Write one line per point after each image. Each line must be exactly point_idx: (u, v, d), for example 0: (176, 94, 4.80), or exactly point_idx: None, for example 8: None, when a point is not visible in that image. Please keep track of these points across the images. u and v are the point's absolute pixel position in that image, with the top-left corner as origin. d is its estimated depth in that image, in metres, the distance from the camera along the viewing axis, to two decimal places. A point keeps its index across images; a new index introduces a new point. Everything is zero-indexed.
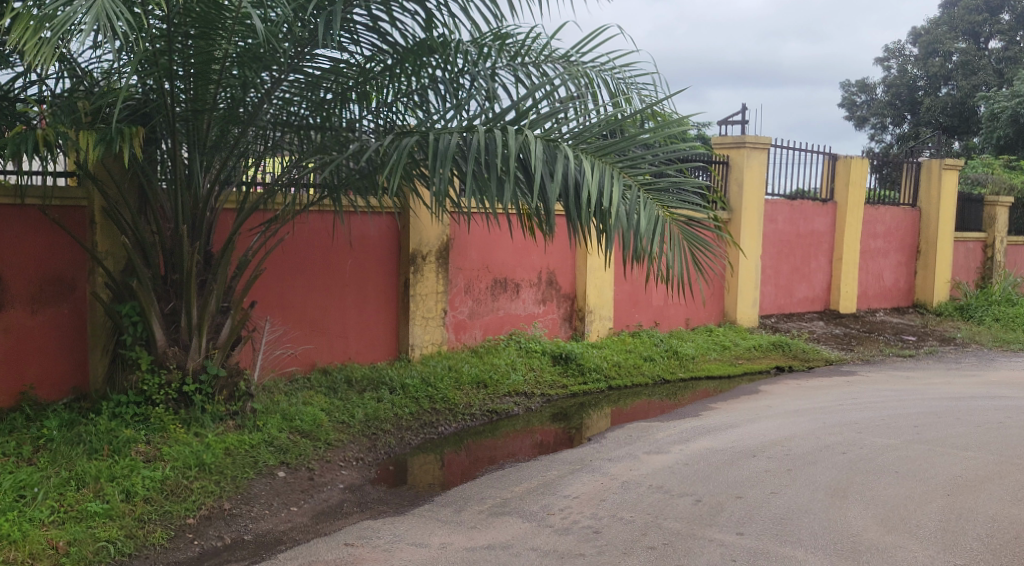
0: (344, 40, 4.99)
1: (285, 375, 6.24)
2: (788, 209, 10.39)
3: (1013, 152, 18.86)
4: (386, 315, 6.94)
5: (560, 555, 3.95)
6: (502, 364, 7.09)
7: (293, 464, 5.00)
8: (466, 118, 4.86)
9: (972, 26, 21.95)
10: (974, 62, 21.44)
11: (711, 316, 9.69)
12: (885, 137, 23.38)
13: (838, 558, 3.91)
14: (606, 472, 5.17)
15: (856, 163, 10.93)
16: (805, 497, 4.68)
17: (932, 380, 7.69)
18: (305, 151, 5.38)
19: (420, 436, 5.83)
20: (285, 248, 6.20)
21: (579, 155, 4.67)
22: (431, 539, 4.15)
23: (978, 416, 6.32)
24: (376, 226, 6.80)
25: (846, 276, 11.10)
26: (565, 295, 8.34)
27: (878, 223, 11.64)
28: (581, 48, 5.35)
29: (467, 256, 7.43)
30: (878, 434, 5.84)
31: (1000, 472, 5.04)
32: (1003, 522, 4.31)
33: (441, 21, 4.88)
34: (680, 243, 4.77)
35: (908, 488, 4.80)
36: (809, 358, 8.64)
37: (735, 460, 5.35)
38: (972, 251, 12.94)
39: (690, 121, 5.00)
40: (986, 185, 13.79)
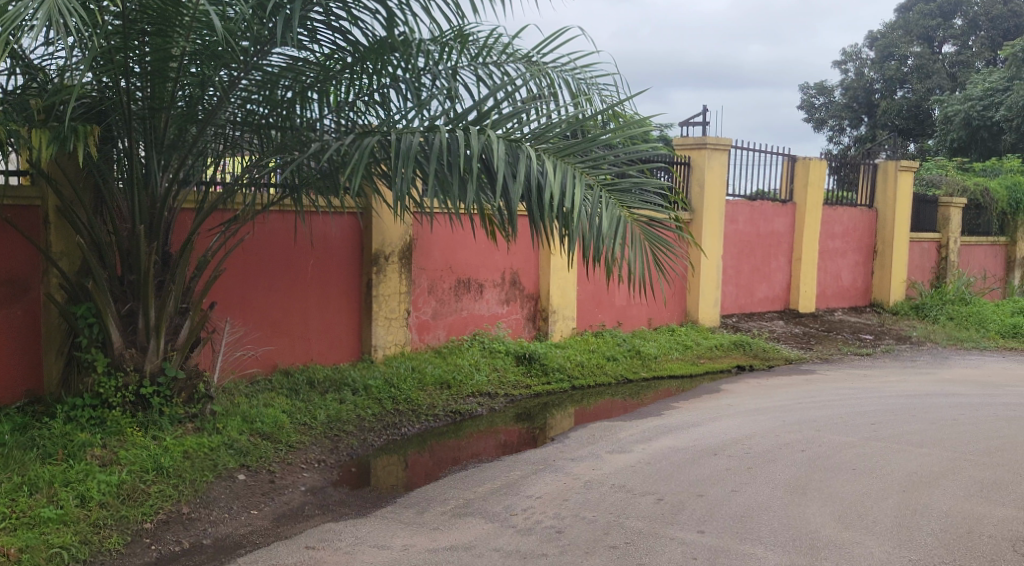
0: (303, 38, 4.95)
1: (246, 377, 6.16)
2: (748, 210, 10.51)
3: (966, 155, 19.36)
4: (349, 316, 6.89)
5: (523, 556, 3.95)
6: (466, 365, 7.09)
7: (253, 466, 4.96)
8: (428, 118, 4.85)
9: (927, 31, 22.37)
10: (929, 66, 21.88)
11: (674, 316, 9.76)
12: (843, 139, 23.76)
13: (797, 555, 3.95)
14: (569, 472, 5.18)
15: (814, 165, 11.09)
16: (765, 495, 4.73)
17: (888, 378, 7.83)
18: (266, 150, 5.33)
19: (383, 437, 5.78)
20: (246, 249, 6.13)
21: (541, 156, 4.68)
22: (393, 541, 4.13)
23: (932, 413, 6.44)
24: (338, 226, 6.75)
25: (805, 276, 11.24)
26: (528, 295, 8.34)
27: (836, 224, 11.82)
28: (542, 49, 5.36)
29: (430, 256, 7.41)
30: (836, 431, 5.93)
31: (954, 468, 5.14)
32: (957, 518, 4.40)
33: (402, 20, 4.88)
34: (641, 243, 4.81)
35: (866, 484, 4.87)
36: (769, 357, 8.75)
37: (696, 459, 5.40)
38: (927, 251, 13.19)
39: (652, 122, 5.05)
40: (940, 186, 14.08)
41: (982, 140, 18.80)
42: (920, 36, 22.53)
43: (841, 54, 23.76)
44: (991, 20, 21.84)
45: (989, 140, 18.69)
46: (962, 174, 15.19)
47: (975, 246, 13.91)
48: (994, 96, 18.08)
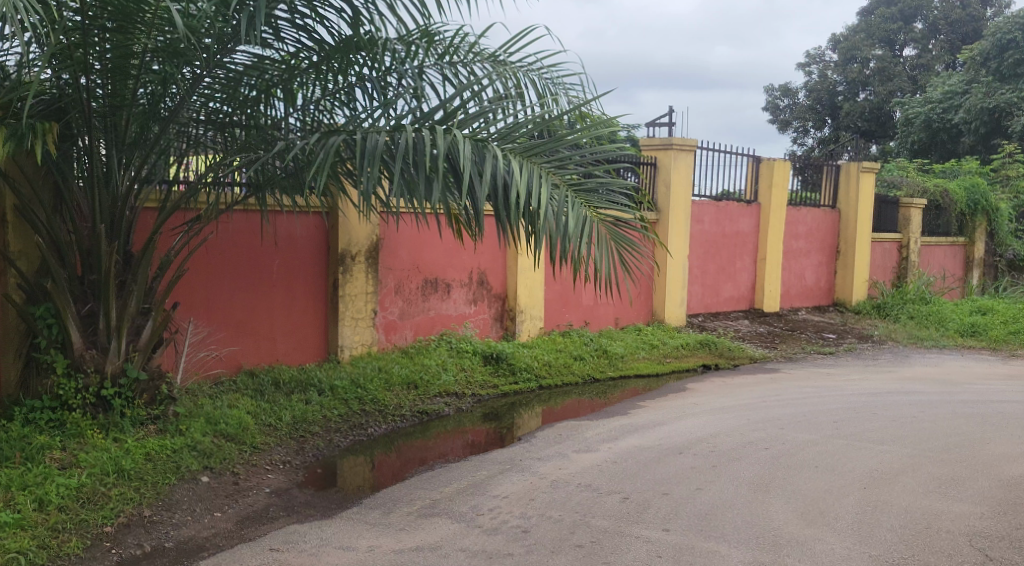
0: (268, 36, 4.90)
1: (210, 378, 6.10)
2: (714, 210, 10.59)
3: (926, 157, 19.65)
4: (314, 316, 6.85)
5: (489, 556, 3.95)
6: (433, 365, 7.07)
7: (217, 468, 4.90)
8: (394, 117, 4.82)
9: (888, 34, 22.68)
10: (891, 68, 22.23)
11: (640, 316, 9.81)
12: (807, 140, 24.03)
13: (760, 552, 3.99)
14: (536, 472, 5.19)
15: (778, 166, 11.21)
16: (730, 493, 4.77)
17: (851, 377, 7.93)
18: (230, 148, 5.29)
19: (349, 437, 5.75)
20: (208, 248, 6.06)
21: (507, 156, 4.67)
22: (359, 542, 4.11)
23: (892, 410, 6.54)
24: (303, 226, 6.70)
25: (770, 275, 11.36)
26: (495, 294, 8.34)
27: (800, 224, 11.97)
28: (509, 49, 5.36)
29: (397, 256, 7.38)
30: (799, 429, 6.00)
31: (913, 465, 5.22)
32: (916, 513, 4.47)
33: (367, 19, 4.85)
34: (607, 243, 4.83)
35: (828, 481, 4.94)
36: (734, 356, 8.82)
37: (662, 457, 5.43)
38: (888, 252, 13.39)
39: (619, 122, 5.07)
40: (901, 187, 14.29)
41: (941, 142, 19.13)
42: (881, 39, 22.82)
43: (806, 57, 24.05)
44: (950, 24, 22.22)
45: (948, 142, 19.01)
46: (922, 175, 15.43)
47: (935, 247, 14.12)
48: (953, 99, 18.51)
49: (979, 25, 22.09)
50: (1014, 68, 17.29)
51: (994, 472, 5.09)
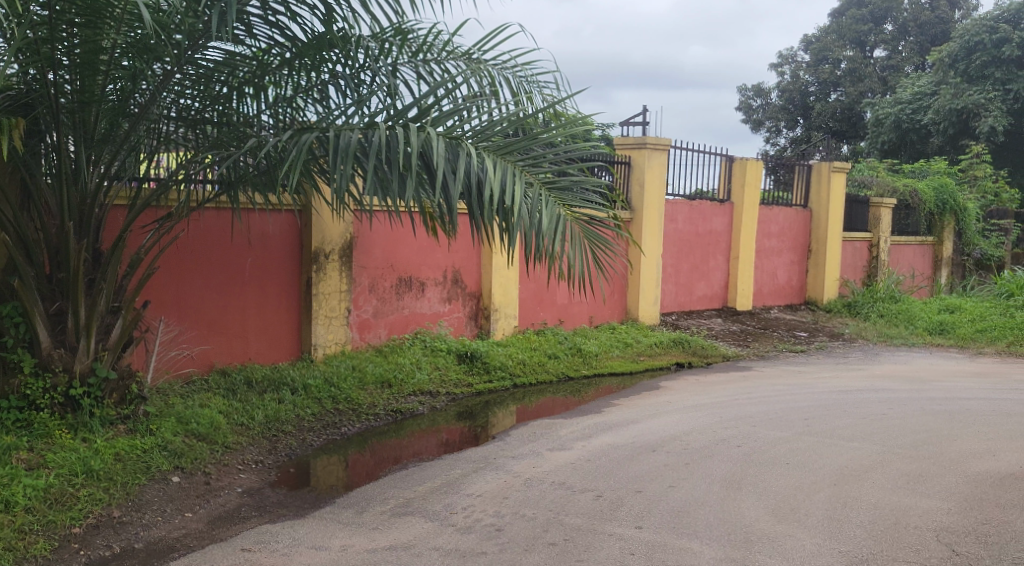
0: (240, 33, 4.86)
1: (181, 377, 6.04)
2: (687, 209, 10.65)
3: (896, 157, 19.86)
4: (288, 314, 6.80)
5: (462, 555, 3.94)
6: (407, 364, 7.05)
7: (188, 468, 4.86)
8: (368, 115, 4.79)
9: (859, 35, 22.90)
10: (861, 69, 22.48)
11: (614, 314, 9.84)
12: (780, 140, 24.22)
13: (732, 548, 4.02)
14: (510, 470, 5.20)
15: (751, 166, 11.29)
16: (702, 491, 4.80)
17: (822, 374, 8.01)
18: (202, 146, 5.24)
19: (323, 436, 5.72)
20: (180, 247, 6.01)
21: (481, 153, 4.66)
22: (331, 542, 4.09)
23: (861, 407, 6.61)
24: (276, 224, 6.65)
25: (743, 274, 11.44)
26: (470, 293, 8.33)
27: (772, 223, 12.07)
28: (482, 47, 5.36)
29: (371, 255, 7.36)
30: (770, 427, 6.05)
31: (882, 461, 5.28)
32: (884, 509, 4.52)
33: (340, 16, 4.83)
34: (581, 241, 4.85)
35: (799, 478, 4.98)
36: (707, 354, 8.88)
37: (636, 455, 5.45)
38: (859, 251, 13.53)
39: (593, 121, 5.09)
40: (872, 187, 14.30)
41: (911, 142, 19.30)
42: (852, 41, 23.07)
43: (779, 57, 24.24)
44: (919, 26, 22.43)
45: (918, 142, 19.18)
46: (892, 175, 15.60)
47: (904, 246, 14.29)
48: (922, 99, 18.81)
49: (948, 27, 22.37)
50: (981, 71, 17.68)
51: (961, 469, 5.16)
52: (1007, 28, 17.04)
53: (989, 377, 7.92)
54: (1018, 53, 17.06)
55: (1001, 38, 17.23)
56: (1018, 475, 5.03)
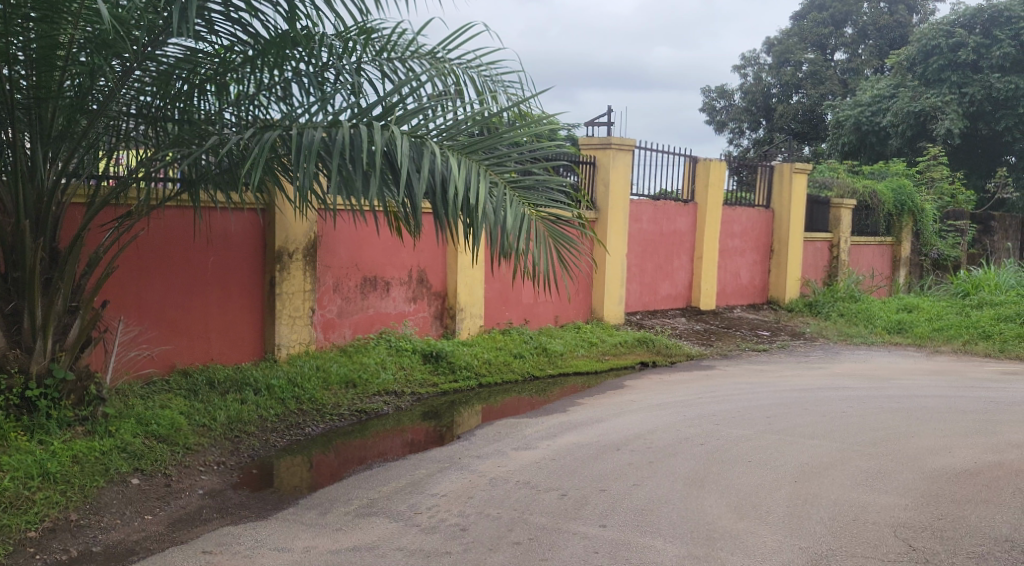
0: (201, 29, 4.81)
1: (141, 378, 5.96)
2: (651, 209, 10.72)
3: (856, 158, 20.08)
4: (251, 314, 6.74)
5: (426, 555, 3.93)
6: (372, 364, 7.02)
7: (148, 470, 4.80)
8: (332, 113, 4.75)
9: (820, 39, 23.26)
10: (822, 72, 22.81)
11: (579, 313, 9.88)
12: (742, 141, 24.48)
13: (694, 545, 4.05)
14: (475, 469, 5.20)
15: (714, 166, 11.40)
16: (665, 489, 4.83)
17: (783, 373, 8.11)
18: (162, 144, 5.15)
19: (286, 437, 5.68)
20: (140, 245, 5.93)
21: (446, 152, 4.65)
22: (294, 543, 4.06)
23: (822, 406, 6.70)
24: (237, 222, 6.58)
25: (706, 274, 11.55)
26: (435, 293, 8.32)
27: (735, 223, 12.19)
28: (447, 46, 5.36)
29: (335, 254, 7.32)
30: (733, 425, 6.11)
31: (842, 459, 5.36)
32: (844, 505, 4.59)
33: (303, 13, 4.80)
34: (545, 240, 4.87)
35: (761, 475, 5.04)
36: (671, 353, 8.96)
37: (600, 454, 5.48)
38: (820, 251, 13.71)
39: (558, 120, 5.11)
40: (832, 190, 14.31)
41: (870, 144, 19.56)
42: (814, 44, 23.39)
43: (741, 59, 24.52)
44: (879, 30, 22.82)
45: (876, 144, 19.43)
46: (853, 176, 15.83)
47: (864, 246, 14.50)
48: (881, 102, 19.08)
49: (906, 31, 22.74)
50: (938, 74, 18.05)
51: (918, 465, 5.25)
52: (962, 32, 17.55)
53: (945, 375, 8.08)
54: (972, 56, 17.47)
55: (956, 42, 17.75)
56: (972, 471, 5.13)
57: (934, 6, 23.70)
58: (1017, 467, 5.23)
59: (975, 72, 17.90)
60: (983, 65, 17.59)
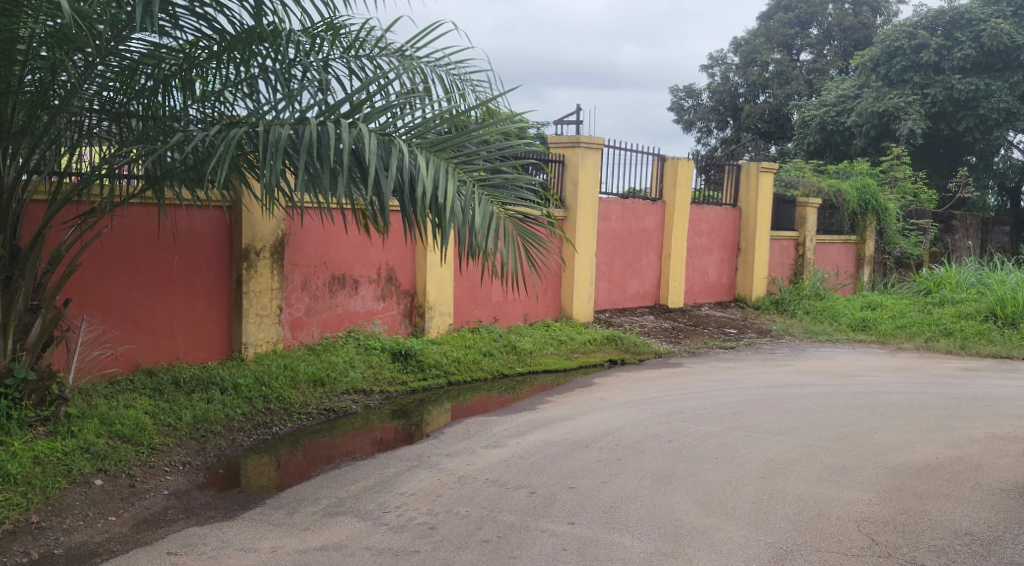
0: (165, 24, 4.75)
1: (104, 377, 5.88)
2: (620, 208, 10.77)
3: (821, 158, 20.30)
4: (217, 312, 6.68)
5: (395, 554, 3.92)
6: (340, 362, 6.97)
7: (112, 471, 4.74)
8: (299, 110, 4.70)
9: (786, 39, 23.46)
10: (788, 72, 23.00)
11: (549, 311, 9.91)
12: (710, 140, 24.67)
13: (661, 542, 4.08)
14: (443, 468, 5.19)
15: (683, 165, 11.47)
16: (634, 486, 4.86)
17: (750, 370, 8.19)
18: (126, 140, 5.08)
19: (253, 437, 5.64)
20: (104, 242, 5.84)
21: (414, 150, 4.63)
22: (262, 543, 4.02)
23: (787, 403, 6.77)
24: (203, 220, 6.51)
25: (675, 272, 11.63)
26: (404, 291, 8.29)
27: (703, 222, 12.29)
28: (416, 44, 5.34)
29: (303, 252, 7.27)
30: (700, 422, 6.16)
31: (807, 455, 5.43)
32: (808, 501, 4.64)
33: (270, 9, 4.76)
34: (513, 238, 4.87)
35: (728, 471, 5.09)
36: (640, 351, 9.01)
37: (569, 451, 5.50)
38: (786, 249, 13.85)
39: (527, 119, 5.12)
40: (798, 189, 14.44)
41: (835, 144, 19.79)
42: (780, 44, 23.58)
43: (709, 58, 24.68)
44: (843, 31, 23.15)
45: (841, 144, 19.66)
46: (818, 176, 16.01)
47: (829, 245, 14.69)
48: (846, 102, 19.31)
49: (869, 32, 22.96)
50: (902, 75, 18.35)
51: (881, 460, 5.33)
52: (924, 33, 17.80)
53: (907, 372, 8.21)
54: (934, 58, 17.78)
55: (919, 43, 18.04)
56: (933, 465, 5.22)
57: (897, 7, 24.03)
58: (976, 461, 5.32)
59: (937, 73, 18.19)
60: (945, 67, 17.90)
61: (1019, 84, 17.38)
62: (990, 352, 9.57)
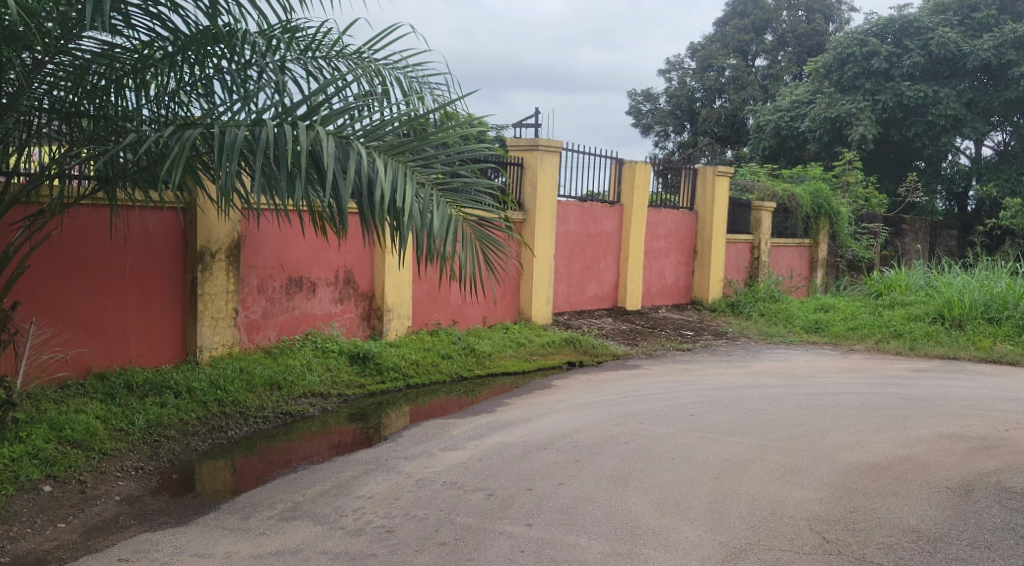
0: (117, 23, 4.67)
1: (54, 382, 5.76)
2: (579, 211, 10.83)
3: (776, 162, 20.61)
4: (172, 315, 6.59)
5: (352, 557, 3.90)
6: (298, 365, 6.92)
7: (61, 477, 4.66)
8: (255, 111, 4.65)
9: (741, 45, 23.79)
10: (744, 77, 23.29)
11: (507, 314, 9.93)
12: (668, 144, 24.92)
13: (618, 542, 4.11)
14: (401, 471, 5.17)
15: (640, 168, 11.59)
16: (591, 487, 4.89)
17: (706, 372, 8.28)
18: (77, 140, 4.98)
19: (208, 441, 5.58)
20: (52, 244, 5.73)
21: (372, 153, 4.58)
22: (216, 549, 3.98)
23: (742, 404, 6.86)
24: (157, 222, 6.42)
25: (632, 275, 11.72)
26: (362, 293, 8.25)
27: (660, 225, 12.41)
28: (373, 46, 5.34)
29: (259, 254, 7.20)
30: (657, 423, 6.22)
31: (761, 455, 5.51)
32: (762, 501, 4.71)
33: (225, 10, 4.70)
34: (471, 242, 4.88)
35: (684, 472, 5.15)
36: (597, 353, 9.07)
37: (527, 453, 5.52)
38: (741, 252, 14.03)
39: (485, 123, 5.12)
40: (753, 192, 14.72)
41: (789, 149, 20.08)
42: (735, 50, 23.89)
43: (666, 64, 24.90)
44: (797, 38, 23.56)
45: (795, 149, 19.96)
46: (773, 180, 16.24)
47: (784, 248, 14.91)
48: (800, 108, 19.64)
49: (822, 39, 23.67)
50: (853, 81, 18.72)
51: (833, 460, 5.43)
52: (875, 41, 18.28)
53: (859, 373, 8.36)
54: (884, 65, 18.18)
55: (870, 50, 18.50)
56: (882, 465, 5.33)
57: (849, 15, 24.53)
58: (924, 460, 5.44)
59: (887, 80, 18.60)
60: (895, 74, 18.30)
61: (965, 92, 17.87)
62: (938, 353, 9.79)
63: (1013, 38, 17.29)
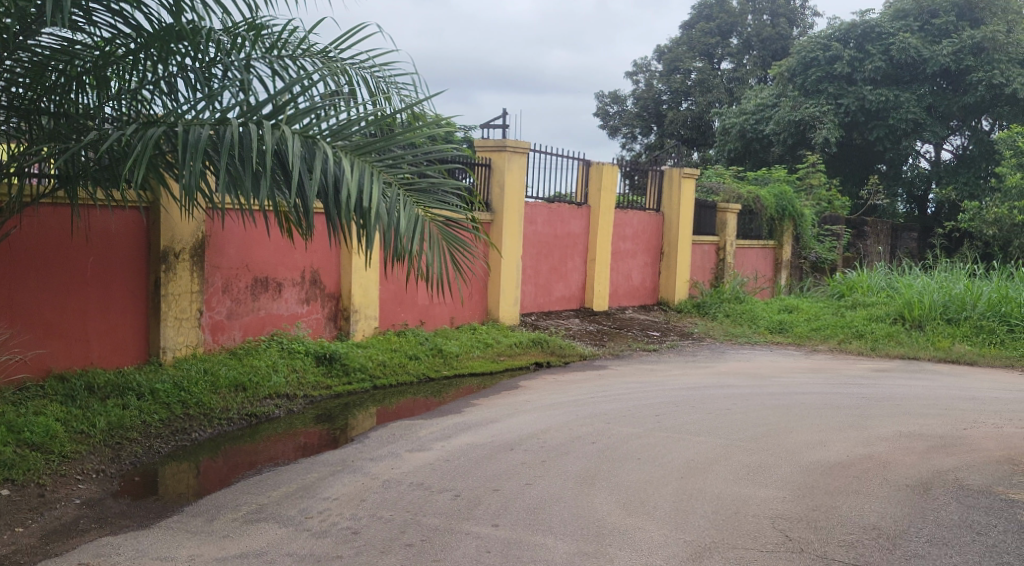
0: (78, 19, 4.61)
1: (13, 383, 5.65)
2: (546, 212, 10.87)
3: (741, 164, 20.82)
4: (135, 316, 6.50)
5: (317, 559, 3.88)
6: (263, 366, 6.86)
7: (20, 480, 4.58)
8: (219, 109, 4.60)
9: (707, 48, 23.90)
10: (709, 80, 23.50)
11: (475, 314, 9.93)
12: (634, 145, 25.10)
13: (583, 542, 4.12)
14: (367, 472, 5.15)
15: (606, 170, 11.65)
16: (557, 487, 4.90)
17: (671, 372, 8.34)
18: (36, 137, 4.88)
19: (171, 443, 5.52)
20: (9, 243, 5.63)
21: (339, 152, 4.55)
22: (179, 552, 3.93)
23: (707, 403, 6.92)
24: (119, 221, 6.34)
25: (600, 276, 11.77)
26: (329, 294, 8.20)
27: (627, 226, 12.48)
28: (340, 45, 5.33)
29: (223, 254, 7.13)
30: (623, 423, 6.26)
31: (725, 454, 5.56)
32: (726, 499, 4.76)
33: (189, 6, 4.66)
34: (438, 241, 4.88)
35: (650, 472, 5.18)
36: (565, 354, 9.11)
37: (494, 454, 5.52)
38: (707, 253, 14.16)
39: (452, 124, 5.11)
40: (719, 195, 14.92)
41: (754, 151, 20.30)
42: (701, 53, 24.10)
43: (633, 66, 25.06)
44: (762, 41, 23.79)
45: (760, 152, 20.19)
46: (739, 182, 16.40)
47: (749, 249, 15.06)
48: (764, 111, 19.86)
49: (787, 44, 23.87)
50: (816, 85, 18.99)
51: (796, 459, 5.50)
52: (838, 46, 18.50)
53: (821, 373, 8.47)
54: (847, 68, 18.45)
55: (833, 55, 18.75)
56: (844, 463, 5.40)
57: (813, 19, 24.86)
58: (884, 458, 5.53)
59: (850, 84, 18.88)
60: (857, 78, 18.56)
61: (925, 97, 18.24)
62: (898, 353, 9.95)
63: (971, 44, 17.68)
